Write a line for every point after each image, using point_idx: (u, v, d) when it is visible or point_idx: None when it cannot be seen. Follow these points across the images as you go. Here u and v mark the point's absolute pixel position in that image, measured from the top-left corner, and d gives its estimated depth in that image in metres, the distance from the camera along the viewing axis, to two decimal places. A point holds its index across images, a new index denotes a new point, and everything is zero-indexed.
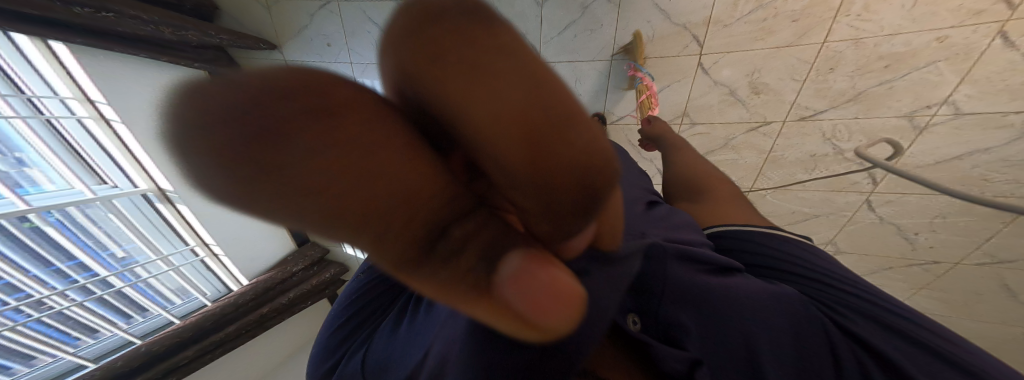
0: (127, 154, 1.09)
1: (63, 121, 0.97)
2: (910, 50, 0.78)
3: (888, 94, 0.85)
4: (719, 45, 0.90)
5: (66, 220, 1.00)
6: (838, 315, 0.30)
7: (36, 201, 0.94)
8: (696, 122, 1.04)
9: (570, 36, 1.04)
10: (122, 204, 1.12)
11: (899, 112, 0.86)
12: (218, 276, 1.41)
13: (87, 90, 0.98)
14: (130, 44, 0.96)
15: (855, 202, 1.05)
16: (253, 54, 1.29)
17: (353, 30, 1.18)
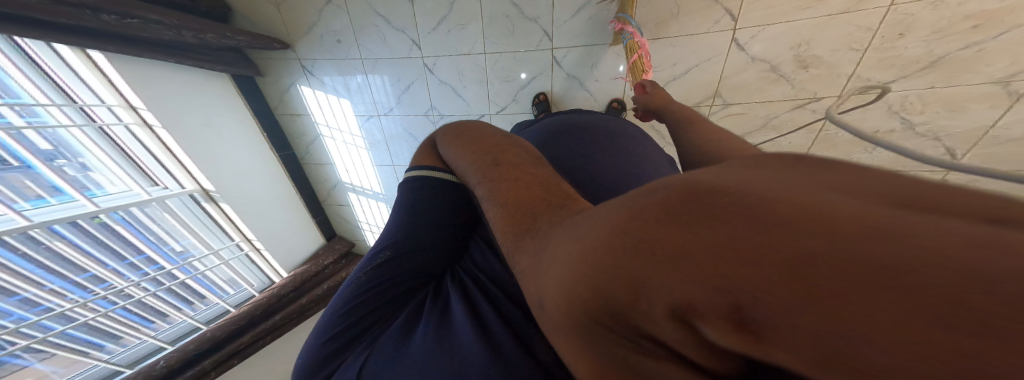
0: (171, 157, 1.13)
1: (114, 128, 1.02)
2: (1004, 6, 0.66)
3: (977, 58, 0.72)
4: (758, 17, 0.79)
5: (130, 218, 1.09)
6: None
7: (101, 201, 1.04)
8: (730, 103, 0.93)
9: (585, 18, 0.97)
10: (174, 204, 1.18)
11: (990, 78, 0.74)
12: (262, 270, 1.49)
13: (127, 96, 0.99)
14: (166, 51, 1.01)
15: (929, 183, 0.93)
16: (267, 54, 1.29)
17: (362, 25, 1.17)
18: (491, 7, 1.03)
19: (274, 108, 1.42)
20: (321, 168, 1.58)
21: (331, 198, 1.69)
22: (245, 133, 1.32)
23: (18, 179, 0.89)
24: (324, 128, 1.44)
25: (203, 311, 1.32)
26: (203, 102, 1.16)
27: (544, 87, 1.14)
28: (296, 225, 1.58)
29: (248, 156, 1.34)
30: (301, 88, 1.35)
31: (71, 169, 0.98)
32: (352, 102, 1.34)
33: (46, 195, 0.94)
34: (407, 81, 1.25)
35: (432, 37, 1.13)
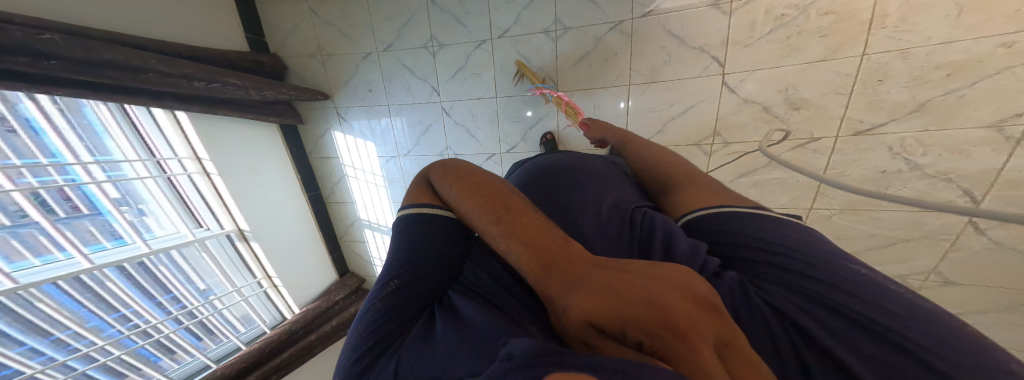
0: (220, 203, 1.28)
1: (179, 178, 1.20)
2: (971, 57, 0.70)
3: (962, 103, 0.73)
4: (743, 64, 0.86)
5: (169, 258, 1.17)
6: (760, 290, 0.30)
7: (155, 243, 1.15)
8: (730, 142, 0.95)
9: (585, 66, 1.07)
10: (212, 244, 1.30)
11: (982, 122, 0.73)
12: (275, 305, 1.54)
13: (197, 150, 1.20)
14: (233, 108, 1.21)
15: (954, 226, 0.89)
16: (311, 105, 1.51)
17: (390, 76, 1.36)
18: (502, 58, 1.18)
19: (309, 152, 1.60)
20: (342, 206, 1.70)
21: (348, 235, 1.78)
22: (280, 175, 1.47)
23: (85, 225, 1.00)
24: (349, 169, 1.59)
25: (214, 348, 1.31)
26: (253, 150, 1.35)
27: (551, 128, 1.23)
28: (315, 260, 1.67)
29: (283, 194, 1.49)
30: (335, 133, 1.53)
31: (131, 214, 1.10)
32: (376, 145, 1.50)
33: (104, 240, 1.05)
34: (426, 124, 1.39)
35: (450, 84, 1.29)
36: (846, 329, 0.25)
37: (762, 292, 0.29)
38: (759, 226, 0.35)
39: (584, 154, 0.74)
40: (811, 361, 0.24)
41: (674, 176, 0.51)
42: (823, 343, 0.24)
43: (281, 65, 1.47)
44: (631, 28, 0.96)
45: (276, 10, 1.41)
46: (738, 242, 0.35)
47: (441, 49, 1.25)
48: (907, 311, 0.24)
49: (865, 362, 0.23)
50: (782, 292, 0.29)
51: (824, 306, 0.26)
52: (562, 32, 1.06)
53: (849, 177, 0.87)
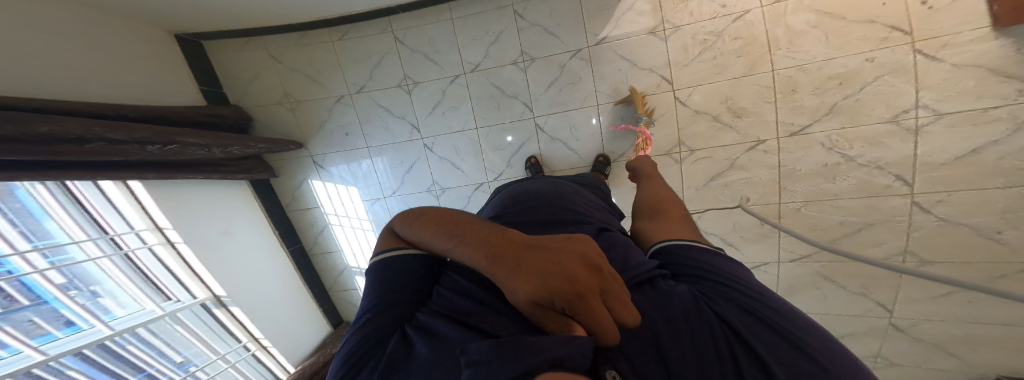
0: (190, 272, 1.18)
1: (137, 252, 1.09)
2: (849, 70, 0.88)
3: (862, 105, 0.88)
4: (687, 81, 1.00)
5: (135, 336, 1.05)
6: (711, 303, 0.30)
7: (116, 325, 1.02)
8: (695, 148, 1.05)
9: (555, 90, 1.17)
10: (184, 316, 1.18)
11: (882, 119, 0.87)
12: (268, 367, 1.40)
13: (157, 219, 1.10)
14: (193, 169, 1.13)
15: (903, 207, 0.91)
16: (284, 156, 1.47)
17: (367, 117, 1.37)
18: (476, 90, 1.26)
19: (285, 205, 1.54)
20: (328, 256, 1.62)
21: (337, 285, 1.67)
22: (254, 232, 1.38)
23: (28, 317, 0.85)
24: (333, 217, 1.53)
25: None
26: (223, 210, 1.27)
27: (533, 151, 1.29)
28: (305, 316, 1.53)
29: (261, 251, 1.39)
30: (313, 182, 1.49)
31: (82, 297, 0.96)
32: (359, 189, 1.47)
33: (54, 329, 0.90)
34: (410, 162, 1.41)
35: (430, 119, 1.33)
36: (774, 341, 0.25)
37: (713, 303, 0.30)
38: (723, 265, 0.37)
39: (571, 183, 0.83)
40: (743, 363, 0.23)
41: (668, 211, 0.54)
42: (753, 346, 0.24)
43: (244, 117, 1.42)
44: (589, 54, 1.09)
45: (237, 64, 1.40)
46: (693, 266, 0.37)
47: (416, 87, 1.30)
48: (819, 336, 0.25)
49: (781, 359, 0.23)
50: (728, 307, 0.29)
51: (765, 326, 0.26)
52: (528, 62, 1.17)
53: (800, 171, 0.97)
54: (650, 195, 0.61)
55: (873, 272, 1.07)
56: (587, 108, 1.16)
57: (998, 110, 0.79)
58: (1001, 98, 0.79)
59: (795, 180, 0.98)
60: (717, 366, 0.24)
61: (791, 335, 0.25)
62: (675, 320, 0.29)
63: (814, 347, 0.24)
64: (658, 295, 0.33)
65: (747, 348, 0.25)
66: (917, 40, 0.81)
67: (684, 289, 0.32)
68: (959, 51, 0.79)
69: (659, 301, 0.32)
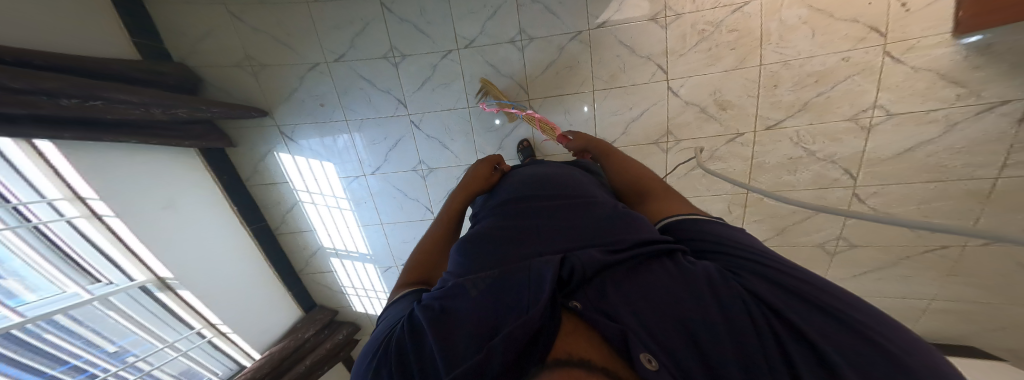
0: (125, 251, 1.03)
1: (51, 225, 0.90)
2: (826, 68, 0.94)
3: (829, 103, 0.96)
4: (681, 71, 1.04)
5: (54, 324, 0.89)
6: (742, 276, 0.31)
7: (28, 310, 0.85)
8: (681, 139, 1.11)
9: (552, 74, 1.16)
10: (120, 300, 1.04)
11: (844, 116, 0.96)
12: (227, 353, 1.32)
13: (77, 188, 0.92)
14: (124, 129, 0.93)
15: (845, 197, 1.06)
16: (242, 123, 1.28)
17: (346, 89, 1.25)
18: (470, 68, 1.20)
19: (244, 178, 1.37)
20: (298, 236, 1.50)
21: (309, 266, 1.58)
22: (208, 209, 1.22)
23: None
24: (304, 194, 1.41)
25: None
26: (166, 181, 1.09)
27: (527, 133, 1.27)
28: (272, 300, 1.45)
29: (215, 231, 1.24)
30: (279, 154, 1.33)
31: None
32: (336, 164, 1.35)
33: None
34: (394, 139, 1.31)
35: (417, 96, 1.25)
36: (828, 324, 0.25)
37: (743, 278, 0.30)
38: (740, 239, 0.39)
39: (564, 165, 0.85)
40: (792, 348, 0.23)
41: (654, 188, 0.59)
42: (799, 326, 0.24)
43: (190, 74, 1.21)
44: (589, 38, 1.09)
45: (181, 12, 1.17)
46: (719, 243, 0.38)
47: (404, 60, 1.21)
48: (860, 308, 0.26)
49: (828, 339, 0.23)
50: (759, 281, 0.29)
51: (802, 298, 0.27)
52: (527, 41, 1.14)
53: (768, 163, 1.07)
54: (631, 174, 0.67)
55: (813, 254, 1.25)
56: (584, 93, 1.16)
57: (937, 112, 0.90)
58: (942, 101, 0.88)
59: (763, 171, 1.08)
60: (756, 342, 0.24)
61: (841, 312, 0.25)
62: (706, 300, 0.29)
63: (856, 319, 0.24)
64: (685, 275, 0.32)
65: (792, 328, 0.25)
66: (889, 43, 0.87)
67: (712, 266, 0.32)
68: (921, 55, 0.86)
69: (685, 281, 0.32)
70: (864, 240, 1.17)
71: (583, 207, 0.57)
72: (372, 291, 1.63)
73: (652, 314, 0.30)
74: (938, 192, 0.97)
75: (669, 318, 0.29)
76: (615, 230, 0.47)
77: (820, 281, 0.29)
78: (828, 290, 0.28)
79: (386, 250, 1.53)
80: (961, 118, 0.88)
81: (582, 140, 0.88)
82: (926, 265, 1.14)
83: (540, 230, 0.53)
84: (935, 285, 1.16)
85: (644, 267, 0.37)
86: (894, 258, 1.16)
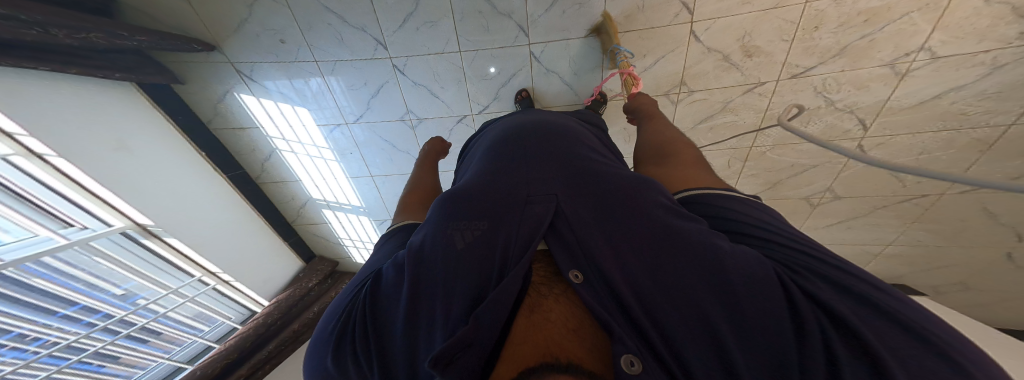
0: (89, 195, 0.93)
1: None
2: (885, 4, 0.78)
3: (871, 46, 0.85)
4: (710, 11, 0.87)
5: (44, 268, 0.87)
6: (798, 276, 0.28)
7: (6, 255, 0.81)
8: (695, 90, 1.02)
9: (559, 12, 0.97)
10: (103, 246, 1.00)
11: (881, 62, 0.86)
12: (236, 300, 1.38)
13: None
14: (14, 51, 0.70)
15: (848, 149, 1.05)
16: (186, 57, 1.04)
17: (310, 22, 1.00)
18: (462, 1, 0.97)
19: (207, 122, 1.20)
20: (283, 186, 1.43)
21: (301, 218, 1.56)
22: (178, 157, 1.11)
23: None
24: (280, 142, 1.28)
25: (180, 351, 1.20)
26: (114, 115, 0.93)
27: (525, 84, 1.14)
28: (268, 250, 1.46)
29: (191, 182, 1.14)
30: (241, 96, 1.14)
31: None
32: (310, 111, 1.20)
33: None
34: (376, 84, 1.14)
35: (400, 35, 1.03)
36: (891, 331, 0.23)
37: (801, 280, 0.27)
38: (771, 222, 0.36)
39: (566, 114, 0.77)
40: (840, 351, 0.23)
41: (680, 155, 0.55)
42: (863, 338, 0.23)
43: None
44: None
45: None
46: (751, 224, 0.35)
47: None
48: (915, 310, 0.25)
49: (901, 358, 0.22)
50: (819, 282, 0.27)
51: (861, 303, 0.25)
52: None
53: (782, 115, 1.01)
54: (654, 138, 0.63)
55: (796, 206, 1.26)
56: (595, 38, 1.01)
57: (987, 54, 0.80)
58: (998, 42, 0.78)
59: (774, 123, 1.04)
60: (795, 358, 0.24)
61: (914, 326, 0.23)
62: (743, 307, 0.27)
63: (940, 339, 0.22)
64: (721, 265, 0.30)
65: (847, 333, 0.24)
66: None
67: (756, 257, 0.29)
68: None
69: (719, 281, 0.29)
70: (854, 192, 1.16)
71: (584, 158, 0.51)
72: (369, 242, 1.67)
73: (678, 315, 0.29)
74: (944, 142, 0.97)
75: (699, 322, 0.28)
76: (625, 191, 0.42)
77: (874, 282, 0.27)
78: (884, 290, 0.27)
79: (379, 203, 1.51)
80: (1009, 61, 0.80)
81: (642, 101, 0.78)
82: (898, 214, 1.17)
83: (534, 175, 0.48)
84: (897, 232, 1.22)
85: (663, 243, 0.34)
86: (868, 208, 1.19)
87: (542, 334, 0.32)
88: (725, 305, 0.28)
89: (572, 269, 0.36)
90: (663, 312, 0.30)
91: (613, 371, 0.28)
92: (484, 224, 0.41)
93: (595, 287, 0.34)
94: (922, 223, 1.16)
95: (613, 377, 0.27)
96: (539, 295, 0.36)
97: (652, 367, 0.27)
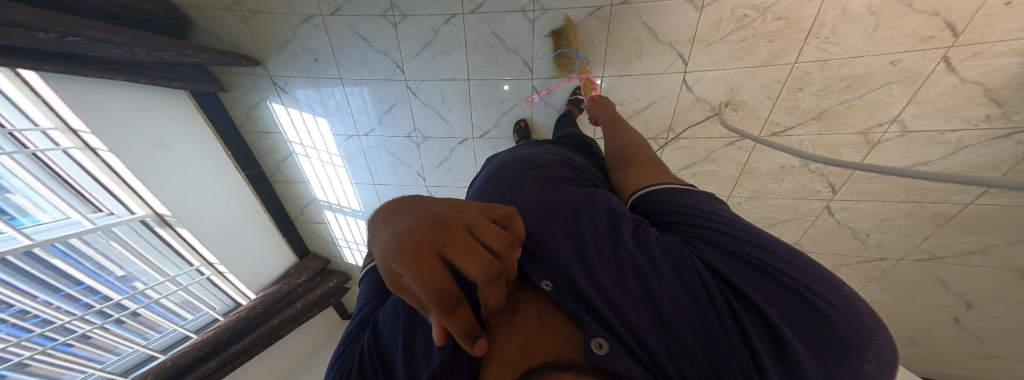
0: (122, 185, 1.06)
1: (48, 153, 0.92)
2: (868, 72, 0.81)
3: (849, 112, 0.87)
4: (703, 63, 0.92)
5: (65, 248, 1.00)
6: (709, 261, 0.37)
7: (35, 234, 0.93)
8: (681, 137, 1.06)
9: (562, 53, 1.04)
10: (122, 232, 1.12)
11: (856, 129, 0.89)
12: (225, 292, 1.47)
13: (68, 120, 0.91)
14: (100, 66, 0.86)
15: (817, 209, 1.10)
16: (234, 69, 1.20)
17: (342, 45, 1.13)
18: (475, 37, 1.07)
19: (238, 124, 1.35)
20: (294, 185, 1.55)
21: (305, 216, 1.68)
22: (207, 157, 1.25)
23: None
24: (297, 146, 1.41)
25: (157, 339, 1.28)
26: (158, 116, 1.07)
27: (523, 113, 1.22)
28: (263, 246, 1.56)
29: (208, 178, 1.26)
30: (272, 104, 1.28)
31: None
32: (329, 122, 1.32)
33: None
34: (389, 103, 1.25)
35: (417, 61, 1.15)
36: (785, 300, 0.32)
37: (711, 262, 0.37)
38: (707, 210, 0.45)
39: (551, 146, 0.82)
40: (755, 334, 0.31)
41: (636, 156, 0.66)
42: (767, 316, 0.32)
43: (176, 12, 1.06)
44: (609, 15, 0.94)
45: None
46: (691, 221, 0.44)
47: (404, 20, 1.06)
48: (805, 270, 0.34)
49: (793, 325, 0.31)
50: (730, 263, 0.36)
51: (744, 264, 0.36)
52: (539, 13, 0.98)
53: (760, 169, 1.06)
54: (620, 141, 0.73)
55: None
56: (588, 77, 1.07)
57: (953, 133, 0.83)
58: (966, 122, 0.81)
59: (751, 177, 1.09)
60: (729, 343, 0.32)
61: (798, 291, 0.32)
62: (682, 301, 0.36)
63: (792, 279, 0.33)
64: (651, 254, 0.40)
65: (755, 311, 0.33)
66: (957, 45, 0.72)
67: (673, 244, 0.40)
68: (981, 65, 0.73)
69: (662, 282, 0.38)
70: (821, 248, 1.21)
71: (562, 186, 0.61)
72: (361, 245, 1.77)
73: (633, 306, 0.38)
74: (905, 212, 1.02)
75: (653, 313, 0.37)
76: (588, 204, 0.52)
77: (773, 250, 0.37)
78: (779, 257, 0.36)
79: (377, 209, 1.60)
80: (972, 142, 0.82)
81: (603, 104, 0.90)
82: (859, 272, 1.22)
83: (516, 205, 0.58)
84: (856, 287, 1.27)
85: (616, 245, 0.44)
86: (833, 264, 1.24)
87: (518, 325, 0.38)
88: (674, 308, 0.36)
89: (544, 279, 0.44)
90: (624, 306, 0.38)
91: (584, 353, 0.33)
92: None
93: (560, 286, 0.43)
94: (878, 283, 1.22)
95: (586, 359, 0.33)
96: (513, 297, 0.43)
97: (615, 349, 0.33)
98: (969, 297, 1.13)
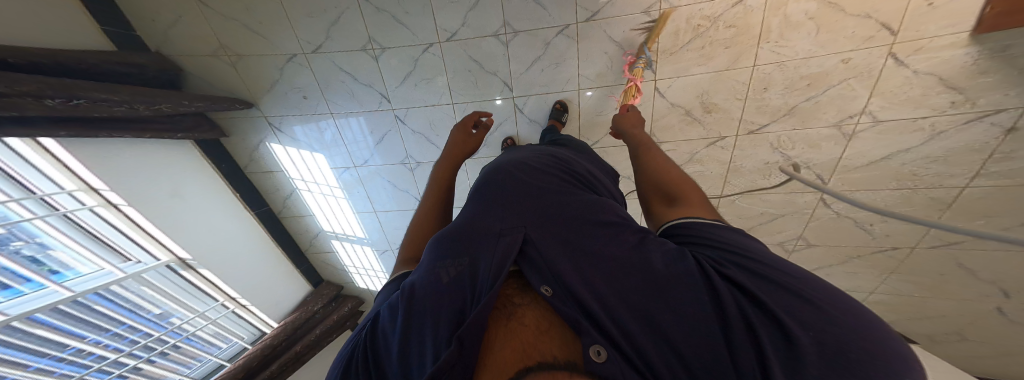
0: (144, 235, 1.10)
1: (77, 213, 0.97)
2: (823, 71, 0.85)
3: (817, 107, 0.90)
4: (669, 71, 0.95)
5: (103, 296, 1.04)
6: (718, 266, 0.33)
7: (74, 286, 0.97)
8: (663, 142, 1.07)
9: (537, 71, 1.08)
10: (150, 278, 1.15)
11: (828, 122, 0.91)
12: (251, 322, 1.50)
13: (89, 180, 0.96)
14: (113, 128, 0.93)
15: (812, 201, 1.10)
16: (231, 114, 1.27)
17: (328, 81, 1.19)
18: (454, 62, 1.11)
19: (243, 167, 1.42)
20: (300, 219, 1.59)
21: (313, 247, 1.72)
22: (218, 198, 1.30)
23: None
24: (299, 182, 1.46)
25: (197, 368, 1.31)
26: (171, 164, 1.13)
27: (511, 131, 1.25)
28: (280, 277, 1.59)
29: (220, 219, 1.30)
30: (271, 145, 1.34)
31: (28, 250, 0.88)
32: (327, 156, 1.37)
33: (15, 283, 0.87)
34: (381, 133, 1.30)
35: (400, 91, 1.20)
36: (799, 305, 0.27)
37: (722, 269, 0.33)
38: (719, 226, 0.41)
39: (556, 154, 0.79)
40: (762, 334, 0.26)
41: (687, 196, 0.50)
42: (778, 319, 0.27)
43: (168, 65, 1.14)
44: (576, 32, 0.98)
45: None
46: (700, 231, 0.40)
47: (384, 53, 1.12)
48: (824, 289, 0.30)
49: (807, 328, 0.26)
50: (740, 272, 0.32)
51: (755, 274, 0.32)
52: (511, 35, 1.03)
53: (746, 168, 1.06)
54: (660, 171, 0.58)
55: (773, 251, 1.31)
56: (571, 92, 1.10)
57: (925, 119, 0.85)
58: (933, 108, 0.83)
59: (738, 175, 1.08)
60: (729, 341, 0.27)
61: (811, 298, 0.28)
62: (682, 302, 0.31)
63: (823, 300, 0.28)
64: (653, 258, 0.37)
65: (767, 314, 0.28)
66: (899, 42, 0.77)
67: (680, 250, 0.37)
68: (926, 58, 0.77)
69: (663, 280, 0.34)
70: (824, 239, 1.20)
71: (564, 189, 0.59)
72: (370, 270, 1.78)
73: (628, 311, 0.33)
74: (901, 199, 0.98)
75: (649, 312, 0.33)
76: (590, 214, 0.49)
77: (791, 270, 0.32)
78: (795, 276, 0.31)
79: (380, 234, 1.62)
80: (947, 127, 0.84)
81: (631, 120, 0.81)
82: (874, 263, 1.20)
83: (520, 207, 0.54)
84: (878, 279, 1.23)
85: (618, 251, 0.40)
86: (844, 256, 1.22)
87: (516, 337, 0.35)
88: (675, 309, 0.31)
89: (543, 286, 0.40)
90: (621, 312, 0.34)
91: (581, 360, 0.30)
92: (467, 260, 0.45)
93: (556, 288, 0.39)
94: (900, 274, 1.18)
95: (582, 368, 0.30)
96: (512, 306, 0.40)
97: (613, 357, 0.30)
98: (1003, 285, 1.05)
